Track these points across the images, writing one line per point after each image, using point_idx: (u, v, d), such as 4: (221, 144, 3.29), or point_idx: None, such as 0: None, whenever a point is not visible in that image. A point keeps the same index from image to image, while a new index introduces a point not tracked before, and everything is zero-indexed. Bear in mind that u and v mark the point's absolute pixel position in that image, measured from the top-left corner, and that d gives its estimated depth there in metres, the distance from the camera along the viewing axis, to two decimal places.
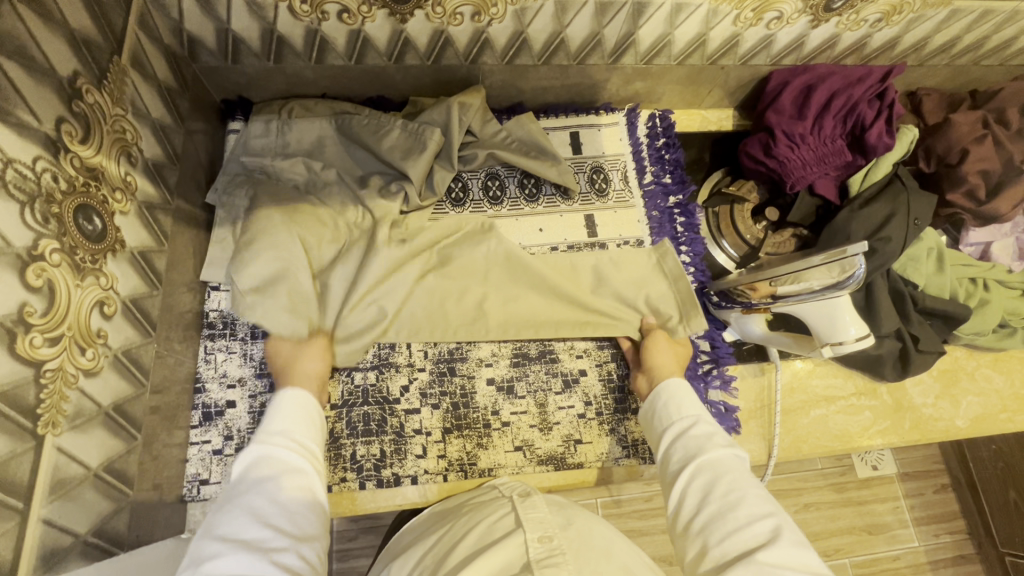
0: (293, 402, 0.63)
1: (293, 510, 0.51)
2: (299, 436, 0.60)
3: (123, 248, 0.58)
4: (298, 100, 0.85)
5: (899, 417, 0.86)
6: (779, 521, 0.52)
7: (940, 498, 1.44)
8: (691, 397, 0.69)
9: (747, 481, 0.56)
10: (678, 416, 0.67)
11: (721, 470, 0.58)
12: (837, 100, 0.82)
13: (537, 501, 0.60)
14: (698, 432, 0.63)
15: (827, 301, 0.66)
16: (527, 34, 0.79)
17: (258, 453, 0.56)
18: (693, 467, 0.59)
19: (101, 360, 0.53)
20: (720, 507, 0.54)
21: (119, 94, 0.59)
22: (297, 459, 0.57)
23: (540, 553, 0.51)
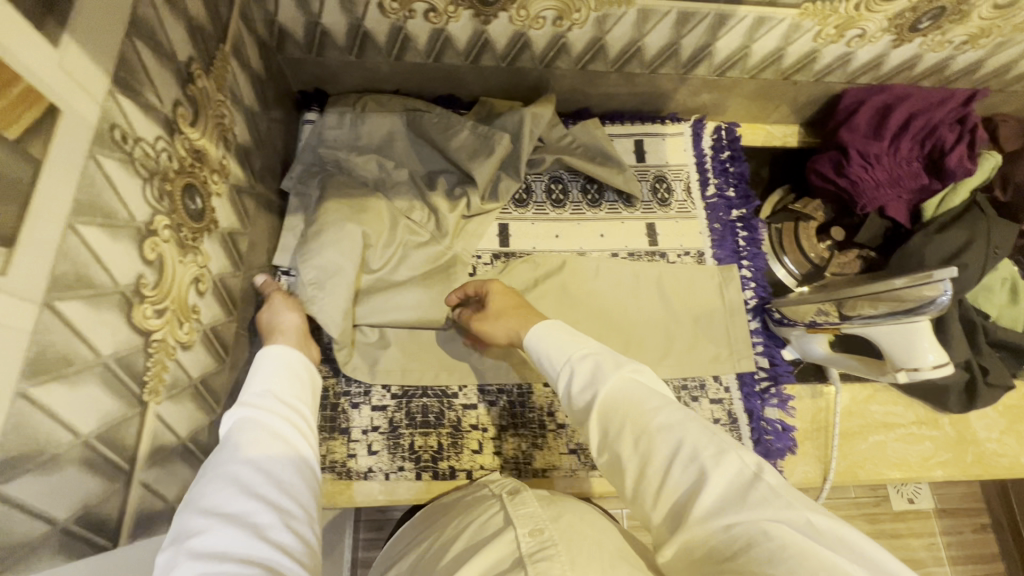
0: (282, 366, 0.56)
1: (280, 479, 0.44)
2: (285, 400, 0.53)
3: (216, 228, 0.60)
4: (372, 95, 0.87)
5: (961, 450, 0.83)
6: (692, 448, 0.45)
7: (980, 538, 1.39)
8: (558, 340, 0.58)
9: (650, 415, 0.49)
10: (561, 363, 0.57)
11: (620, 414, 0.51)
12: (916, 122, 0.81)
13: (528, 498, 0.58)
14: (581, 376, 0.54)
15: (903, 325, 0.65)
16: (605, 41, 0.79)
17: (242, 419, 0.49)
18: (598, 418, 0.52)
19: (194, 335, 0.55)
20: (637, 460, 0.48)
21: (222, 80, 0.61)
22: (284, 427, 0.49)
23: (532, 547, 0.49)
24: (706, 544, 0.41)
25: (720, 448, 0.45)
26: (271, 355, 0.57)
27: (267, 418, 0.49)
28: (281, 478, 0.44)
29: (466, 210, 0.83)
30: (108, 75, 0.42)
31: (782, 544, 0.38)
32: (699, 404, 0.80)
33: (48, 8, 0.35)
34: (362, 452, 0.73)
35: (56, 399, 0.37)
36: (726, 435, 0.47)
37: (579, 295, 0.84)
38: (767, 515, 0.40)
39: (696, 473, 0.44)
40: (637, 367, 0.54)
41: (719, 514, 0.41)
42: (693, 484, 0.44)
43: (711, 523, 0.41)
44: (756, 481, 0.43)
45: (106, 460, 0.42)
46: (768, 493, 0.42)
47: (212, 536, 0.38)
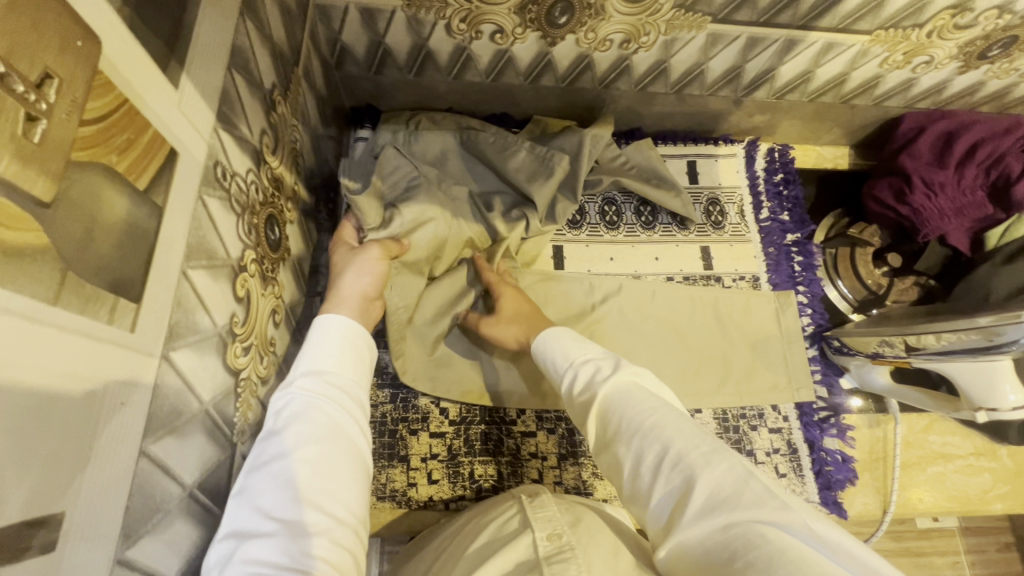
0: (335, 339, 0.49)
1: (317, 488, 0.40)
2: (334, 379, 0.47)
3: (288, 256, 0.59)
4: (427, 112, 0.85)
5: (1020, 482, 0.82)
6: (682, 451, 0.44)
7: (1004, 557, 1.38)
8: (559, 344, 0.61)
9: (644, 414, 0.48)
10: (562, 368, 0.58)
11: (619, 412, 0.50)
12: (982, 150, 0.79)
13: (547, 501, 0.56)
14: (583, 377, 0.55)
15: (983, 364, 0.64)
16: (669, 63, 0.78)
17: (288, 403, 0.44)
18: (598, 414, 0.52)
19: (270, 368, 0.54)
20: (632, 458, 0.46)
21: (295, 103, 0.60)
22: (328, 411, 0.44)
23: (549, 550, 0.47)
24: (699, 548, 0.38)
25: (713, 449, 0.43)
26: (323, 330, 0.50)
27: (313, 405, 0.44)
28: (317, 488, 0.40)
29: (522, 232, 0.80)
30: (213, 111, 0.40)
31: (778, 547, 0.34)
32: (758, 433, 0.79)
33: (172, 49, 0.34)
34: (422, 481, 0.71)
35: (169, 453, 0.35)
36: (717, 437, 0.45)
37: (634, 324, 0.82)
38: (760, 517, 0.37)
39: (687, 472, 0.42)
40: (637, 370, 0.54)
41: (711, 515, 0.38)
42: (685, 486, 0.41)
43: (704, 525, 0.38)
44: (749, 482, 0.40)
45: (204, 509, 0.41)
46: (761, 494, 0.39)
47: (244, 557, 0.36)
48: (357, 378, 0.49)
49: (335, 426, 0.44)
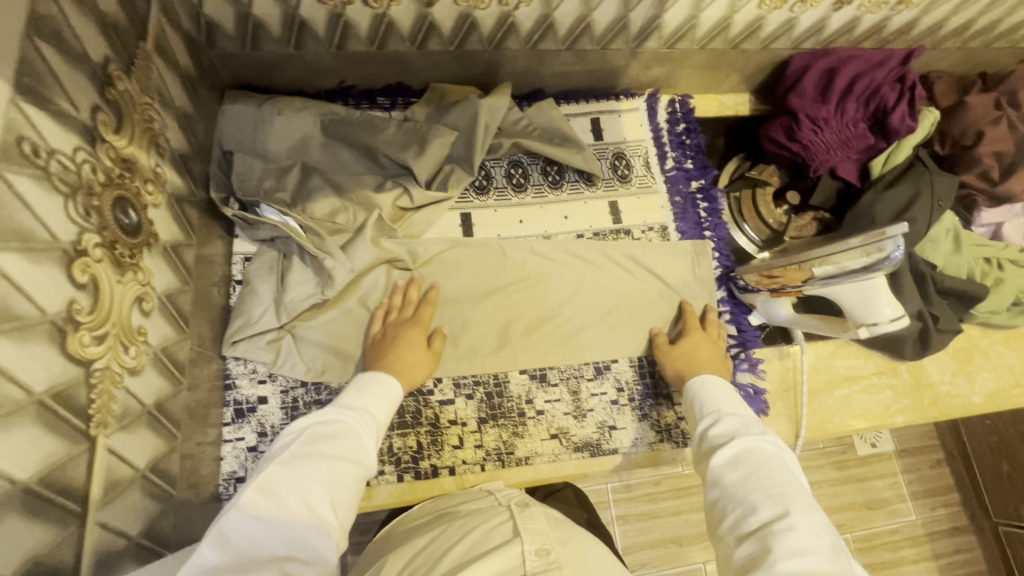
0: (378, 388, 0.64)
1: (332, 493, 0.50)
2: (367, 418, 0.60)
3: (156, 241, 0.56)
4: (283, 97, 0.80)
5: (919, 395, 0.88)
6: (793, 519, 0.49)
7: (936, 473, 1.47)
8: (734, 399, 0.66)
9: (776, 477, 0.54)
10: (708, 411, 0.66)
11: (752, 466, 0.56)
12: (860, 83, 0.83)
13: (536, 513, 0.59)
14: (727, 426, 0.62)
15: (861, 282, 0.67)
16: (554, 18, 0.78)
17: (328, 421, 0.56)
18: (728, 458, 0.58)
19: (142, 358, 0.52)
20: (742, 508, 0.53)
21: (146, 80, 0.57)
22: (354, 435, 0.57)
23: (538, 567, 0.51)
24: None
25: (834, 549, 0.48)
26: (371, 377, 0.66)
27: (347, 430, 0.57)
28: (334, 493, 0.51)
29: (409, 203, 0.80)
30: (7, 82, 0.37)
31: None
32: None
33: None
34: None
35: None
36: (839, 537, 0.49)
37: (548, 291, 0.82)
38: None
39: (796, 543, 0.47)
40: (779, 445, 0.59)
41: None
42: (777, 543, 0.48)
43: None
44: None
45: (54, 505, 0.39)
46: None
47: (265, 522, 0.45)
48: (383, 424, 0.62)
49: (357, 453, 0.55)
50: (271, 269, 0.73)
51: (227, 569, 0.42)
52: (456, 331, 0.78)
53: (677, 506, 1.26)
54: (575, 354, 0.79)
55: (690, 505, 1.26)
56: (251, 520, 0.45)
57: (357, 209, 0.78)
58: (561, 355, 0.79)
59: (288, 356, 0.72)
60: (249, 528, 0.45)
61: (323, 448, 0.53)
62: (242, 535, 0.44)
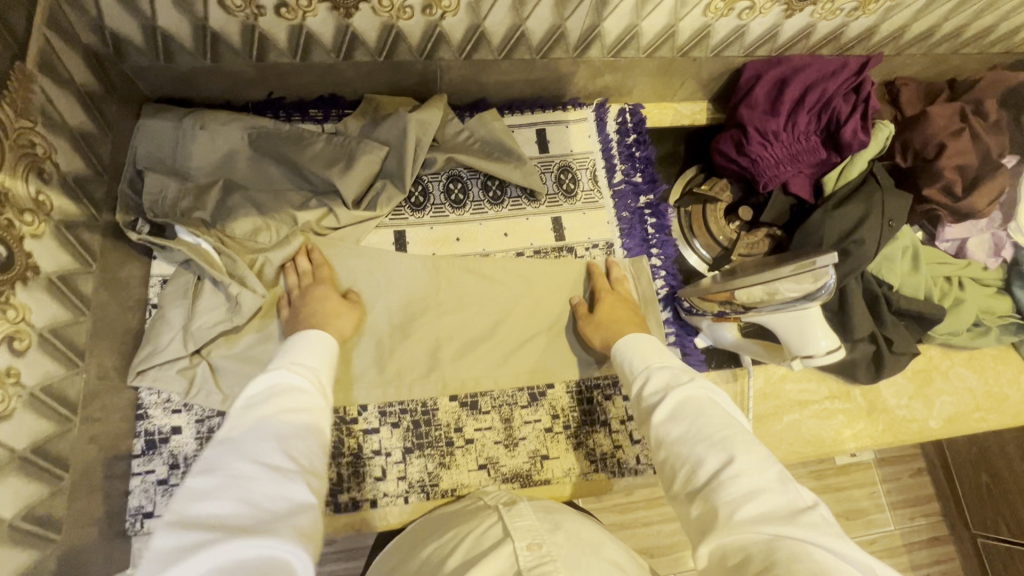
0: (309, 346, 0.57)
1: (291, 445, 0.44)
2: (304, 368, 0.53)
3: (36, 275, 0.53)
4: (206, 111, 0.75)
5: (873, 419, 0.85)
6: (741, 463, 0.45)
7: (917, 481, 1.30)
8: (657, 349, 0.61)
9: (716, 422, 0.48)
10: (637, 370, 0.59)
11: (690, 415, 0.50)
12: (811, 95, 0.79)
13: (524, 510, 0.54)
14: (659, 380, 0.55)
15: (796, 313, 0.63)
16: (484, 27, 0.74)
17: (257, 381, 0.49)
18: (668, 412, 0.51)
19: (12, 401, 0.49)
20: (689, 462, 0.47)
21: (26, 104, 0.54)
22: (294, 387, 0.49)
23: (530, 562, 0.46)
24: (744, 549, 0.41)
25: (778, 476, 0.44)
26: (303, 338, 0.59)
27: (280, 383, 0.49)
28: (289, 443, 0.43)
29: (335, 223, 0.77)
30: None
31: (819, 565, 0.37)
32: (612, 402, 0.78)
33: None
34: None
35: None
36: (784, 465, 0.46)
37: (481, 308, 0.79)
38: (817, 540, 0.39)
39: (747, 487, 0.43)
40: (712, 387, 0.53)
41: (767, 526, 0.41)
42: (729, 494, 0.43)
43: (755, 535, 0.41)
44: (807, 511, 0.42)
45: None
46: (816, 521, 0.41)
47: (220, 494, 0.38)
48: (325, 373, 0.55)
49: (300, 401, 0.48)
50: (185, 293, 0.70)
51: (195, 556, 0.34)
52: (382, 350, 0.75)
53: (648, 517, 1.19)
54: (508, 378, 0.77)
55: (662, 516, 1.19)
56: (202, 500, 0.37)
57: (280, 226, 0.74)
58: (493, 380, 0.76)
59: (203, 385, 0.69)
60: (204, 507, 0.37)
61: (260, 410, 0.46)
62: (198, 516, 0.37)
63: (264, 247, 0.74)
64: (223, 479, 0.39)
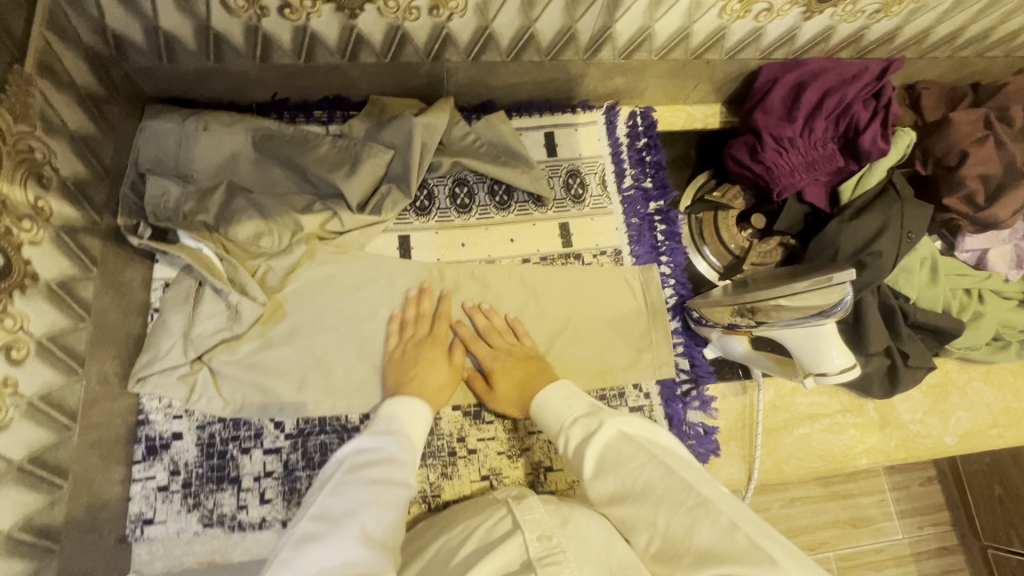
0: (414, 413, 0.62)
1: (384, 512, 0.48)
2: (405, 440, 0.58)
3: (35, 282, 0.53)
4: (209, 112, 0.74)
5: (886, 434, 0.82)
6: (665, 510, 0.45)
7: (926, 491, 1.27)
8: (563, 401, 0.60)
9: (637, 472, 0.49)
10: (555, 429, 0.59)
11: (612, 471, 0.50)
12: (830, 101, 0.77)
13: (533, 502, 0.52)
14: (577, 439, 0.55)
15: (811, 329, 0.61)
16: (493, 29, 0.72)
17: (366, 448, 0.55)
18: (592, 475, 0.52)
19: (10, 411, 0.49)
20: (628, 522, 0.48)
21: (24, 109, 0.53)
22: (393, 454, 0.55)
23: (540, 552, 0.45)
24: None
25: (700, 504, 0.43)
26: (402, 401, 0.63)
27: (384, 454, 0.55)
28: (382, 507, 0.48)
29: (338, 226, 0.75)
30: None
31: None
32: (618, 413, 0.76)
33: None
34: (254, 503, 0.68)
35: None
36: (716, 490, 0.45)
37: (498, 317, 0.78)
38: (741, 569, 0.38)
39: (682, 536, 0.43)
40: (631, 424, 0.53)
41: (700, 575, 0.40)
42: (667, 547, 0.43)
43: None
44: (733, 531, 0.41)
45: None
46: (741, 547, 0.39)
47: (324, 544, 0.44)
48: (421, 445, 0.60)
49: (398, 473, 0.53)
50: (186, 298, 0.69)
51: None
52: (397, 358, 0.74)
53: None
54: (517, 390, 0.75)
55: None
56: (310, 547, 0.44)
57: (282, 230, 0.73)
58: (501, 391, 0.75)
59: (204, 390, 0.69)
60: (310, 553, 0.43)
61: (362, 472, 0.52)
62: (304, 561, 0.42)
63: (265, 251, 0.73)
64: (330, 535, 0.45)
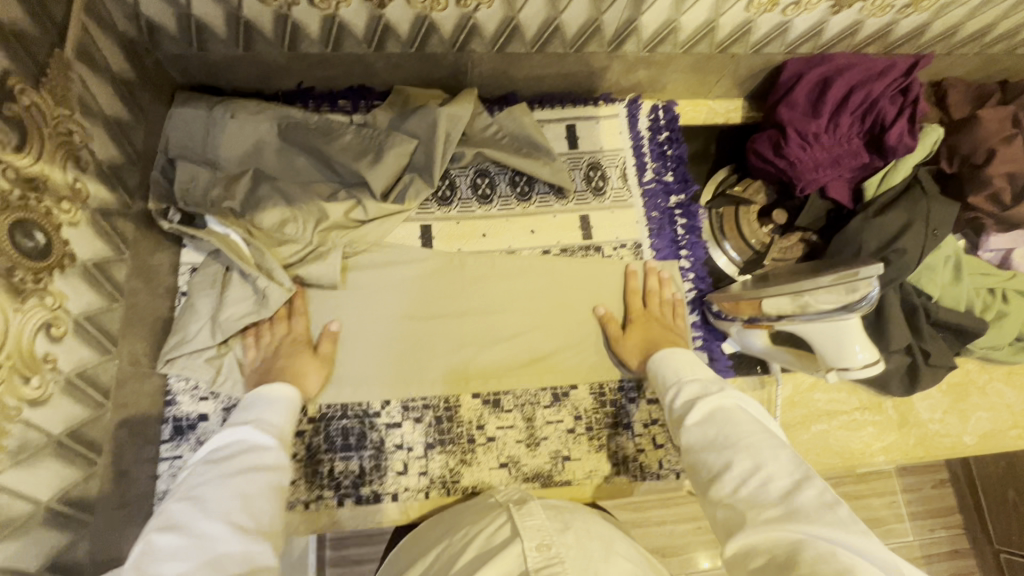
0: (272, 400, 0.59)
1: (249, 501, 0.45)
2: (264, 427, 0.55)
3: (73, 262, 0.54)
4: (237, 101, 0.75)
5: (904, 433, 0.82)
6: (767, 469, 0.45)
7: (937, 493, 1.27)
8: (695, 365, 0.62)
9: (747, 430, 0.49)
10: (672, 381, 0.61)
11: (722, 424, 0.51)
12: (856, 96, 0.76)
13: (535, 508, 0.53)
14: (692, 393, 0.57)
15: (837, 323, 0.61)
16: (519, 20, 0.72)
17: (220, 444, 0.51)
18: (697, 423, 0.52)
19: (50, 387, 0.50)
20: (715, 472, 0.48)
21: (64, 92, 0.54)
22: (256, 442, 0.52)
23: (538, 563, 0.46)
24: (768, 553, 0.41)
25: (806, 475, 0.44)
26: (267, 391, 0.61)
27: (247, 445, 0.51)
28: (250, 496, 0.46)
29: (363, 215, 0.76)
30: None
31: (843, 568, 0.37)
32: (636, 405, 0.77)
33: None
34: None
35: None
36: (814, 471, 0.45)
37: (512, 308, 0.78)
38: (835, 535, 0.39)
39: (775, 492, 0.43)
40: (743, 399, 0.54)
41: (789, 526, 0.40)
42: (758, 498, 0.44)
43: (780, 537, 0.41)
44: (834, 507, 0.41)
45: None
46: (842, 517, 0.40)
47: (178, 548, 0.40)
48: (284, 430, 0.57)
49: (263, 461, 0.50)
50: (213, 283, 0.71)
51: None
52: (418, 347, 0.75)
53: (661, 516, 1.17)
54: (534, 380, 0.76)
55: (676, 516, 1.17)
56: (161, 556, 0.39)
57: (307, 218, 0.73)
58: (519, 381, 0.75)
59: (230, 373, 0.70)
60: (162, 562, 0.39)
61: (218, 466, 0.48)
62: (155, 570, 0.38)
63: (291, 238, 0.73)
64: (186, 535, 0.41)
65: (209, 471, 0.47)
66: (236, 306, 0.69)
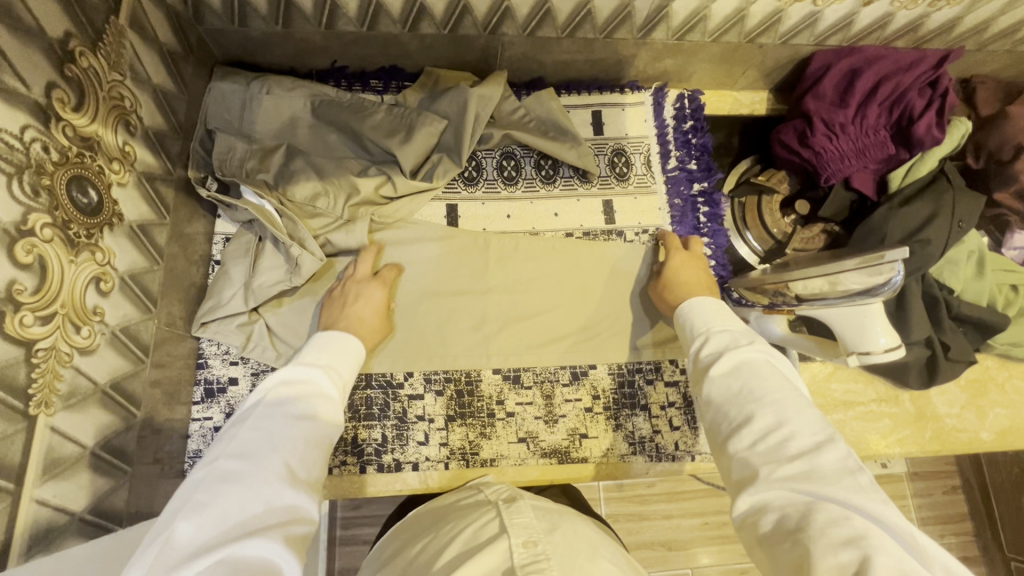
0: (338, 347, 0.61)
1: (307, 451, 0.47)
2: (329, 374, 0.56)
3: (121, 222, 0.56)
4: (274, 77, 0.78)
5: (921, 426, 0.82)
6: (790, 427, 0.45)
7: (948, 500, 1.26)
8: (724, 314, 0.60)
9: (773, 386, 0.48)
10: (698, 330, 0.59)
11: (750, 377, 0.49)
12: (884, 88, 0.77)
13: (523, 507, 0.55)
14: (718, 343, 0.55)
15: (856, 307, 0.62)
16: (551, 4, 0.73)
17: (289, 379, 0.52)
18: (721, 374, 0.51)
19: (97, 338, 0.53)
20: (733, 425, 0.47)
21: (117, 58, 0.56)
22: (320, 390, 0.53)
23: (524, 559, 0.47)
24: (779, 509, 0.41)
25: (830, 436, 0.43)
26: (333, 337, 0.62)
27: (312, 388, 0.53)
28: (309, 448, 0.47)
29: (391, 191, 0.77)
30: None
31: (857, 530, 0.37)
32: (654, 387, 0.78)
33: None
34: None
35: None
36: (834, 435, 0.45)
37: (534, 286, 0.80)
38: (853, 500, 0.39)
39: (794, 450, 0.43)
40: (772, 355, 0.53)
41: (805, 487, 0.41)
42: (778, 455, 0.43)
43: (794, 494, 0.41)
44: (856, 473, 0.41)
45: None
46: (862, 484, 0.40)
47: (241, 483, 0.42)
48: (346, 382, 0.58)
49: (324, 411, 0.51)
50: (246, 252, 0.73)
51: (208, 544, 0.38)
52: (447, 319, 0.77)
53: (669, 509, 1.18)
54: (551, 357, 0.77)
55: (684, 509, 1.17)
56: (223, 486, 0.41)
57: (337, 193, 0.75)
58: (537, 359, 0.77)
59: (260, 340, 0.72)
60: (226, 492, 0.41)
61: (285, 406, 0.49)
62: (219, 499, 0.40)
63: (322, 212, 0.75)
64: (250, 471, 0.43)
65: (276, 408, 0.49)
66: (268, 274, 0.71)
